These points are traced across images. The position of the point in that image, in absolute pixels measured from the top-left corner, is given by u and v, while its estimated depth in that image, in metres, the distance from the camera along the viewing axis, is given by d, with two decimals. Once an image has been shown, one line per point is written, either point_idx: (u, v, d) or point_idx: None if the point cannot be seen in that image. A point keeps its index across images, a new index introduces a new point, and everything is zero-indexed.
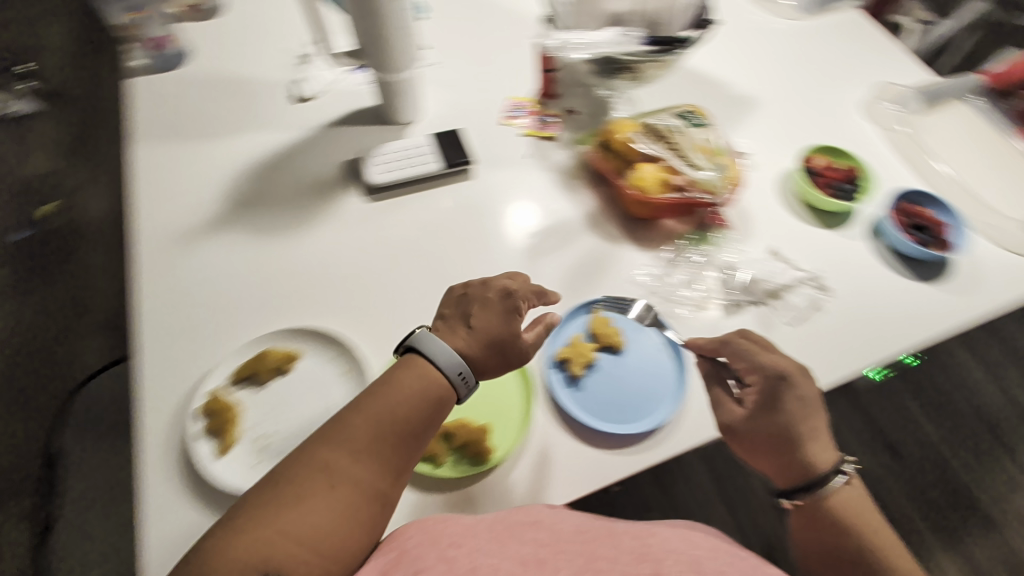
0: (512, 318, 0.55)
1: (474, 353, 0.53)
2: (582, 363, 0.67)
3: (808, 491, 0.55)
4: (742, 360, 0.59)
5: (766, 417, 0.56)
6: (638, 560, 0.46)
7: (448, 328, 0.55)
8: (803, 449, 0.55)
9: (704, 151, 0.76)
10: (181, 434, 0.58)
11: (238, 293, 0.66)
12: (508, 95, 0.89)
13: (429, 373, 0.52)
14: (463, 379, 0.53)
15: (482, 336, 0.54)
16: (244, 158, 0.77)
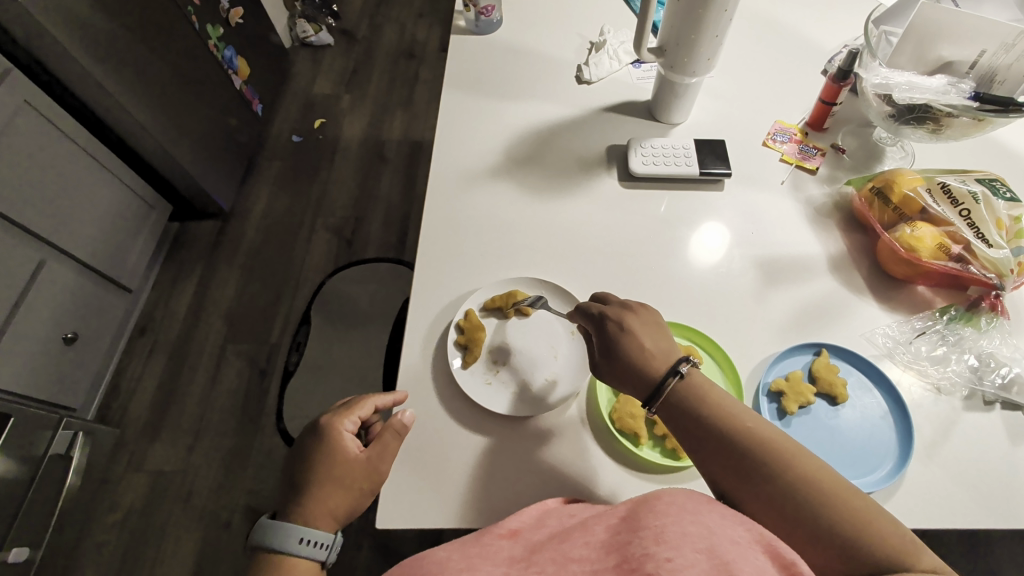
0: (337, 452, 0.56)
1: (321, 505, 0.54)
2: (797, 403, 0.66)
3: (658, 396, 0.55)
4: (591, 303, 0.63)
5: (616, 354, 0.58)
6: (607, 553, 0.44)
7: (287, 503, 0.55)
8: (641, 363, 0.56)
9: (1004, 228, 0.68)
10: (436, 335, 0.70)
11: (498, 234, 0.76)
12: (776, 118, 0.88)
13: (279, 563, 0.51)
14: (317, 545, 0.52)
15: (322, 473, 0.55)
16: (524, 121, 0.87)
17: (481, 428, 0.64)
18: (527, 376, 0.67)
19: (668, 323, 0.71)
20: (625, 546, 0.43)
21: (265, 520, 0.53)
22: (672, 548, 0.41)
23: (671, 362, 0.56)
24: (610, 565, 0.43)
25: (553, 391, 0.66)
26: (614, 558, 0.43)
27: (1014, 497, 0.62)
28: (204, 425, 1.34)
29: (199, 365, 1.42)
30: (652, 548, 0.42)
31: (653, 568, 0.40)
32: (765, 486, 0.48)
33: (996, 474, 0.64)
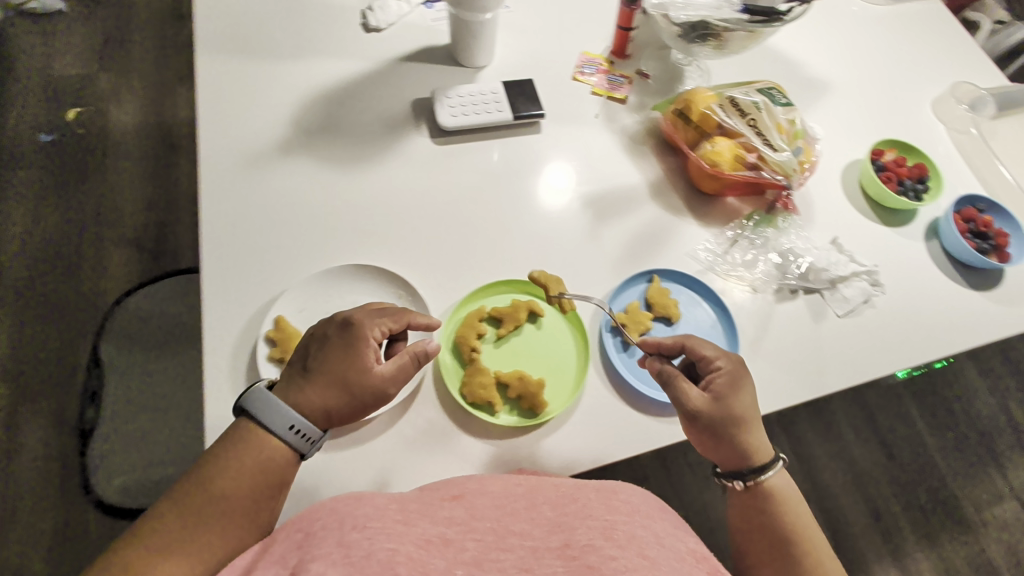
0: (352, 354, 0.52)
1: (315, 396, 0.50)
2: (638, 329, 0.67)
3: (757, 472, 0.56)
4: (702, 345, 0.60)
5: (727, 405, 0.56)
6: (551, 532, 0.46)
7: (289, 378, 0.52)
8: (753, 434, 0.57)
9: (783, 131, 0.74)
10: (249, 354, 0.59)
11: (301, 222, 0.66)
12: (581, 49, 0.86)
13: (256, 437, 0.49)
14: (303, 434, 0.50)
15: (331, 369, 0.51)
16: (309, 84, 0.74)
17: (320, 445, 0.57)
18: None
19: (505, 283, 0.68)
20: (571, 531, 0.45)
21: (263, 389, 0.51)
22: (617, 548, 0.43)
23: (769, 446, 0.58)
24: (551, 545, 0.44)
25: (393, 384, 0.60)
26: (557, 540, 0.45)
27: (823, 367, 0.71)
28: (16, 511, 1.08)
29: None
30: (598, 541, 0.44)
31: (596, 564, 0.41)
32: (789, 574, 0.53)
33: (808, 353, 0.71)
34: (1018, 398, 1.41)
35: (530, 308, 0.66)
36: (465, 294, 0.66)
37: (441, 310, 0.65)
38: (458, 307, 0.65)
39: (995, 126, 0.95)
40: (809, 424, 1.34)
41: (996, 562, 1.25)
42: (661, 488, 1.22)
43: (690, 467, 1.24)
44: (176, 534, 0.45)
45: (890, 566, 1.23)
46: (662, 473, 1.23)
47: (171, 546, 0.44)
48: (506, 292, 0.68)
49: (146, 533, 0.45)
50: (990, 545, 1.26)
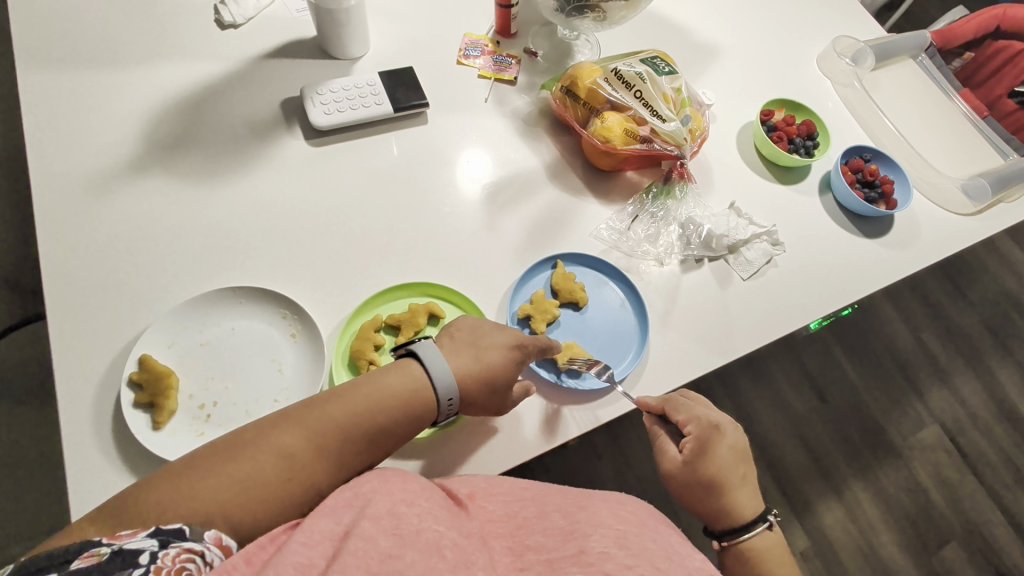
0: (515, 364, 0.55)
1: (469, 385, 0.53)
2: (568, 358, 0.63)
3: (735, 535, 0.54)
4: (678, 407, 0.57)
5: (701, 465, 0.55)
6: (565, 540, 0.41)
7: (454, 346, 0.55)
8: (729, 496, 0.55)
9: (670, 100, 0.73)
10: (111, 403, 0.53)
11: (164, 246, 0.59)
12: (464, 31, 0.82)
13: (420, 383, 0.51)
14: (451, 406, 0.52)
15: (488, 366, 0.53)
16: (160, 92, 0.67)
17: None
18: (251, 407, 0.55)
19: (399, 287, 0.63)
20: (585, 538, 0.40)
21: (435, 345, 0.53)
22: (632, 556, 0.38)
23: (758, 507, 0.56)
24: (567, 552, 0.40)
25: None
26: (572, 547, 0.40)
27: (732, 330, 0.72)
28: None
29: None
30: (613, 549, 0.39)
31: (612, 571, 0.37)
32: None
33: (716, 320, 0.72)
34: (928, 328, 1.51)
35: (429, 309, 0.61)
36: (356, 306, 0.61)
37: (333, 325, 0.60)
38: (349, 319, 0.60)
39: (876, 77, 0.98)
40: (747, 380, 1.38)
41: (924, 484, 1.34)
42: (612, 463, 1.23)
43: (638, 440, 1.25)
44: (312, 438, 0.46)
45: (832, 503, 1.29)
46: (612, 449, 1.24)
47: (303, 450, 0.46)
48: (403, 297, 0.63)
49: (284, 424, 0.47)
50: (918, 468, 1.35)
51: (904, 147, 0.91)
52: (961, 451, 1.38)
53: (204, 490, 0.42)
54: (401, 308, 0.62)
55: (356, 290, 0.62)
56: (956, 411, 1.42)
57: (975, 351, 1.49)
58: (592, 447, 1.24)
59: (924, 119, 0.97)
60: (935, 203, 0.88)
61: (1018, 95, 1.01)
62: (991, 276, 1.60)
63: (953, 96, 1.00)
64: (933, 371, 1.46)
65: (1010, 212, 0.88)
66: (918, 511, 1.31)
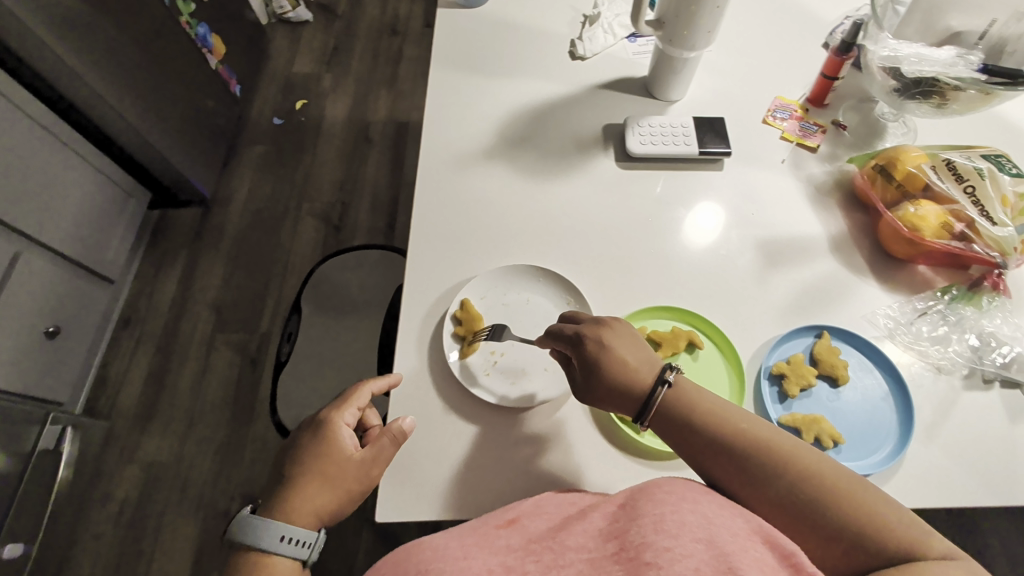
0: (322, 446, 0.55)
1: (310, 499, 0.53)
2: (813, 435, 0.62)
3: (647, 413, 0.53)
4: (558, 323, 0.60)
5: (597, 378, 0.55)
6: (605, 540, 0.45)
7: (273, 500, 0.54)
8: (620, 379, 0.54)
9: (1009, 205, 0.67)
10: (433, 325, 0.68)
11: (489, 219, 0.74)
12: (776, 94, 0.86)
13: (262, 562, 0.50)
14: (301, 542, 0.51)
15: (323, 470, 0.54)
16: (516, 100, 0.84)
17: (472, 419, 0.63)
18: (527, 368, 0.66)
19: (664, 309, 0.70)
20: (624, 536, 0.44)
21: (247, 515, 0.52)
22: (671, 537, 0.42)
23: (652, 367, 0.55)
24: (608, 553, 0.44)
25: (554, 382, 0.65)
26: (612, 547, 0.44)
27: (1012, 470, 0.63)
28: (197, 416, 1.32)
29: (188, 356, 1.39)
30: (650, 536, 0.43)
31: (653, 560, 0.41)
32: (761, 482, 0.48)
33: (994, 455, 0.64)
34: None
35: (691, 339, 0.67)
36: (627, 313, 0.70)
37: None
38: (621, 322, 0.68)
39: None
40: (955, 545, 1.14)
41: None
42: None
43: None
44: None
45: None
46: None
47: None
48: (666, 318, 0.70)
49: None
50: None
51: None
52: None
53: None
54: (663, 326, 0.69)
55: (628, 299, 0.71)
56: None
57: None
58: None
59: None
60: None
61: None
62: None
63: None
64: None
65: None
66: None
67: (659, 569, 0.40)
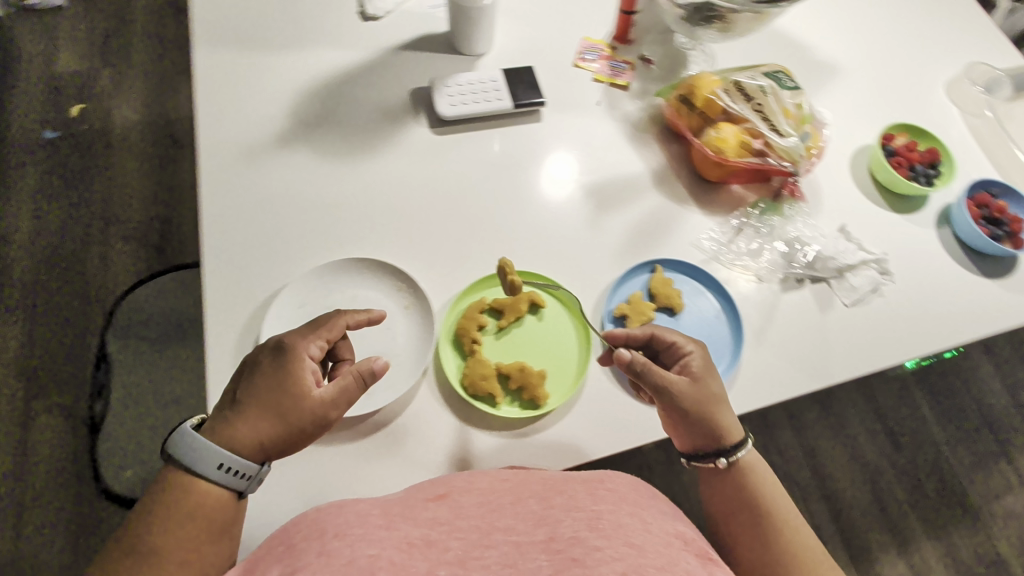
0: (284, 375, 0.49)
1: (252, 431, 0.48)
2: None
3: (723, 454, 0.56)
4: (666, 332, 0.59)
5: (695, 393, 0.55)
6: (537, 526, 0.47)
7: (216, 416, 0.49)
8: (723, 411, 0.56)
9: (791, 116, 0.72)
10: (251, 348, 0.60)
11: (297, 213, 0.66)
12: (583, 35, 0.84)
13: (192, 485, 0.47)
14: (236, 474, 0.47)
15: (276, 404, 0.48)
16: (306, 74, 0.74)
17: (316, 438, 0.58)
18: None
19: None
20: (556, 524, 0.47)
21: (188, 430, 0.48)
22: (601, 538, 0.45)
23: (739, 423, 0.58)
24: (538, 540, 0.46)
25: (402, 376, 0.61)
26: (542, 534, 0.46)
27: (830, 354, 0.70)
28: (28, 504, 1.10)
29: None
30: (583, 532, 0.46)
31: (580, 556, 0.43)
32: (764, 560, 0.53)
33: (812, 347, 0.70)
34: None
35: (530, 299, 0.65)
36: (465, 287, 0.66)
37: (443, 303, 0.65)
38: (459, 299, 0.65)
39: (1008, 109, 0.92)
40: (816, 417, 1.32)
41: (1003, 553, 1.24)
42: None
43: None
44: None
45: (896, 557, 1.22)
46: None
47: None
48: None
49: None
50: (997, 534, 1.25)
51: None
52: None
53: None
54: (505, 294, 0.66)
55: (466, 273, 0.67)
56: None
57: None
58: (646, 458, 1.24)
59: None
60: None
61: None
62: None
63: None
64: None
65: None
66: None
67: (584, 565, 0.42)
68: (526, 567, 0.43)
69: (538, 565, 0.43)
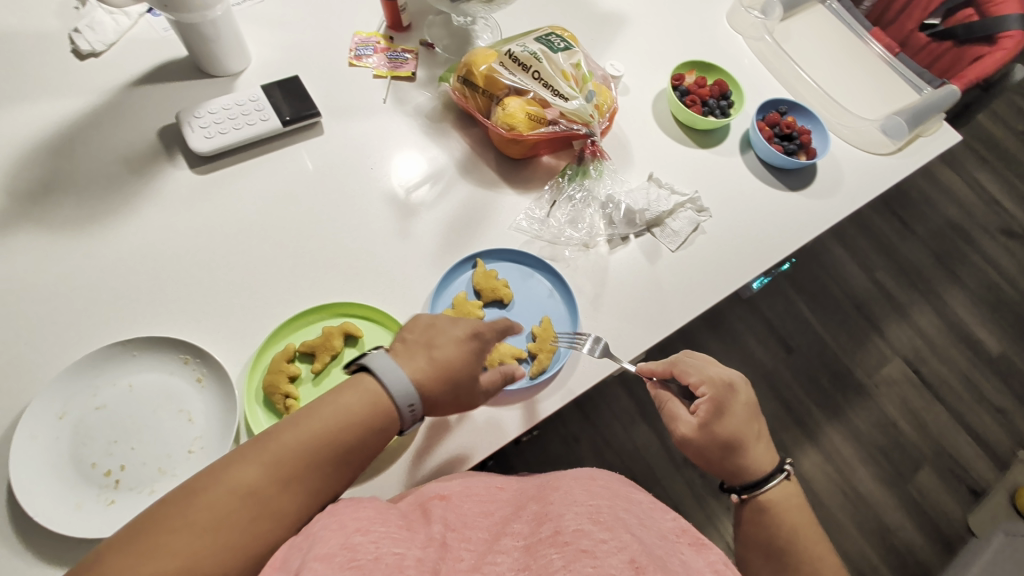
0: (477, 359, 0.51)
1: (427, 386, 0.48)
2: (497, 360, 0.60)
3: (754, 488, 0.53)
4: (689, 368, 0.57)
5: (720, 424, 0.54)
6: (540, 524, 0.41)
7: (409, 350, 0.50)
8: (746, 452, 0.54)
9: (571, 77, 0.71)
10: (4, 485, 0.49)
11: (43, 304, 0.57)
12: (352, 30, 0.78)
13: (379, 400, 0.46)
14: (414, 412, 0.47)
15: (446, 364, 0.49)
16: (19, 137, 0.63)
17: None
18: (162, 465, 0.52)
19: (307, 314, 0.59)
20: (559, 517, 0.40)
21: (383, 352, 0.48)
22: (607, 530, 0.38)
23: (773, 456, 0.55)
24: (544, 536, 0.39)
25: (203, 462, 0.53)
26: (547, 530, 0.40)
27: (666, 304, 0.69)
28: None
29: None
30: (587, 525, 0.39)
31: (590, 546, 0.37)
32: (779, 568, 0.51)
33: (648, 300, 0.69)
34: (881, 267, 1.53)
35: (344, 330, 0.58)
36: (266, 338, 0.58)
37: (242, 364, 0.57)
38: (258, 354, 0.57)
39: (786, 27, 0.97)
40: (709, 341, 1.38)
41: (893, 417, 1.36)
42: (590, 445, 1.23)
43: (613, 418, 1.26)
44: (272, 467, 0.42)
45: (809, 449, 1.30)
46: (589, 432, 1.24)
47: (261, 483, 0.41)
48: (315, 322, 0.60)
49: (241, 460, 0.42)
50: (886, 403, 1.37)
51: (822, 97, 0.91)
52: (925, 381, 1.40)
53: (160, 546, 0.37)
54: (314, 333, 0.59)
55: (266, 321, 0.59)
56: (915, 342, 1.45)
57: (927, 283, 1.53)
58: (567, 432, 1.23)
59: (841, 63, 0.96)
60: (855, 146, 0.87)
61: (929, 28, 1.02)
62: (934, 208, 1.64)
63: (867, 40, 0.99)
64: (891, 307, 1.48)
65: (930, 144, 0.89)
66: (890, 443, 1.33)
67: (594, 556, 0.36)
68: (539, 566, 0.36)
69: (550, 560, 0.36)
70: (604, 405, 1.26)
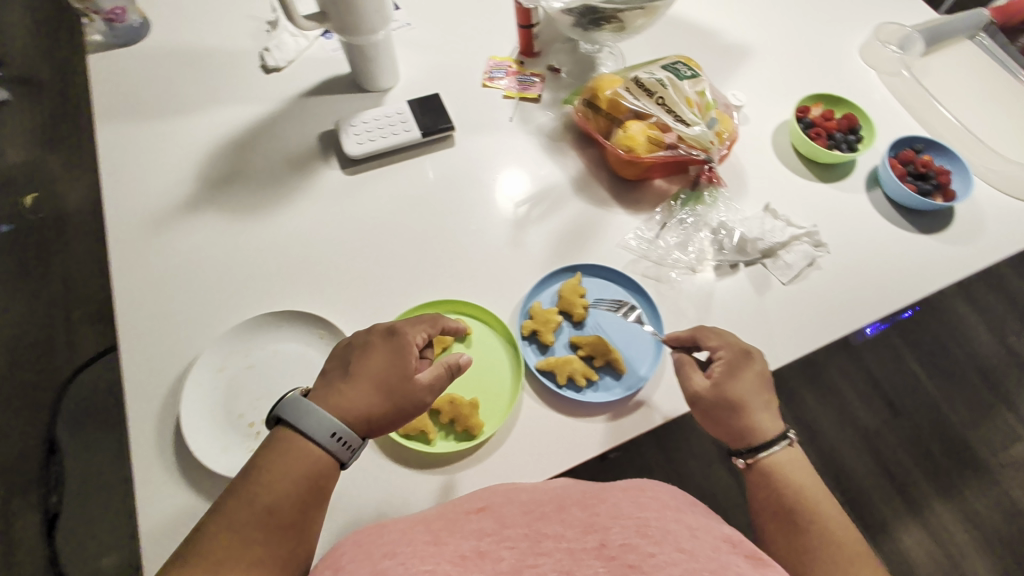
0: (399, 357, 0.50)
1: (359, 398, 0.48)
2: (568, 374, 0.62)
3: (758, 451, 0.52)
4: (711, 335, 0.58)
5: (731, 382, 0.53)
6: (586, 531, 0.42)
7: (327, 383, 0.49)
8: (753, 417, 0.52)
9: (694, 104, 0.73)
10: (170, 422, 0.59)
11: (214, 274, 0.68)
12: (488, 55, 0.85)
13: (298, 445, 0.46)
14: (342, 441, 0.46)
15: (365, 376, 0.48)
16: (217, 133, 0.77)
17: None
18: None
19: (425, 306, 0.65)
20: (606, 530, 0.42)
21: (298, 396, 0.48)
22: (656, 544, 0.40)
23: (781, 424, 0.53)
24: (589, 546, 0.41)
25: None
26: (593, 540, 0.41)
27: (772, 339, 0.67)
28: None
29: None
30: (635, 539, 0.41)
31: (637, 562, 0.39)
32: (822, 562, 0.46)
33: (753, 332, 0.68)
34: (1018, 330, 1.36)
35: None
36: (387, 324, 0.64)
37: None
38: None
39: (927, 62, 0.92)
40: (810, 388, 1.30)
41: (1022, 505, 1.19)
42: (665, 478, 1.19)
43: (693, 453, 1.21)
44: (206, 552, 0.41)
45: (912, 523, 1.17)
46: (665, 464, 1.20)
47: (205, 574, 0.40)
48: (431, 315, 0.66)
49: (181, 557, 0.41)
50: (1013, 487, 1.20)
51: (966, 138, 0.84)
52: None
53: None
54: None
55: (387, 310, 0.66)
56: None
57: None
58: (643, 462, 1.20)
59: (990, 102, 0.89)
60: (1001, 191, 0.80)
61: None
62: None
63: None
64: None
65: None
66: (1015, 534, 1.16)
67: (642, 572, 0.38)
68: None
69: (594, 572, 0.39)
70: (685, 439, 1.22)
